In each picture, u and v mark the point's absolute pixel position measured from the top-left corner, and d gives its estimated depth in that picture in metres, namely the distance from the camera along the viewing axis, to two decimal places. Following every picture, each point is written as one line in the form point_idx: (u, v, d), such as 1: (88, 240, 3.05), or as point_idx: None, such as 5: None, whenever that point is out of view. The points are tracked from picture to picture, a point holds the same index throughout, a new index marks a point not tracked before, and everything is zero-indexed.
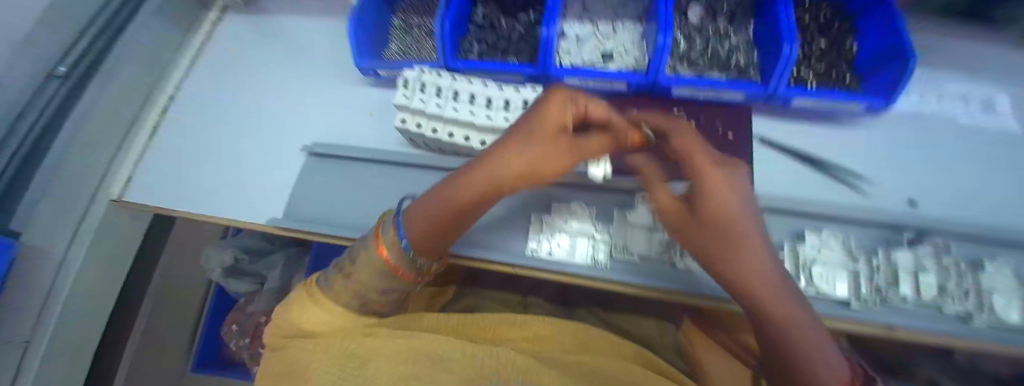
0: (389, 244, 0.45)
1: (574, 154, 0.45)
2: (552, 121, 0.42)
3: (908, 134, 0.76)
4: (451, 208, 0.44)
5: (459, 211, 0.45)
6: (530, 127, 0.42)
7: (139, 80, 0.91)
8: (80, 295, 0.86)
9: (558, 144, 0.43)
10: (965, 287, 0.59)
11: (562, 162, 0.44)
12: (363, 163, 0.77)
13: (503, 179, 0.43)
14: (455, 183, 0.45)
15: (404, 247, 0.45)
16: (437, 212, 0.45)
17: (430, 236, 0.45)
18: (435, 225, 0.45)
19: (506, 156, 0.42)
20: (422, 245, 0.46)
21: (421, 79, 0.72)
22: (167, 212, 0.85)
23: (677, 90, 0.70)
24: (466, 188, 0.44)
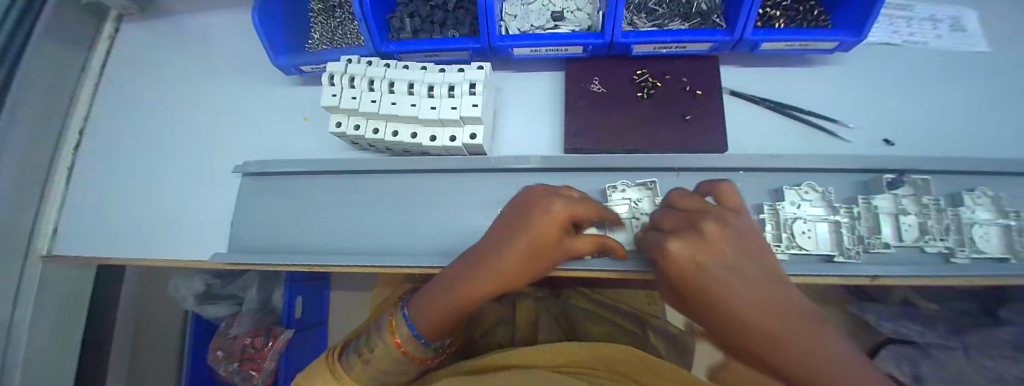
0: (402, 336, 0.52)
1: (559, 258, 0.48)
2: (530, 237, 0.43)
3: (881, 68, 0.71)
4: (444, 310, 0.50)
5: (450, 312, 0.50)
6: (518, 240, 0.43)
7: (44, 119, 0.78)
8: (38, 362, 0.81)
9: (535, 256, 0.46)
10: (945, 222, 0.58)
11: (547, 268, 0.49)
12: (305, 176, 0.69)
13: (482, 291, 0.48)
14: (450, 294, 0.48)
15: (416, 339, 0.52)
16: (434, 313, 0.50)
17: (433, 330, 0.51)
18: (439, 325, 0.51)
19: (479, 268, 0.47)
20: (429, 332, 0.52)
21: (348, 72, 0.62)
22: (100, 262, 0.75)
23: (636, 47, 0.64)
24: (454, 295, 0.48)
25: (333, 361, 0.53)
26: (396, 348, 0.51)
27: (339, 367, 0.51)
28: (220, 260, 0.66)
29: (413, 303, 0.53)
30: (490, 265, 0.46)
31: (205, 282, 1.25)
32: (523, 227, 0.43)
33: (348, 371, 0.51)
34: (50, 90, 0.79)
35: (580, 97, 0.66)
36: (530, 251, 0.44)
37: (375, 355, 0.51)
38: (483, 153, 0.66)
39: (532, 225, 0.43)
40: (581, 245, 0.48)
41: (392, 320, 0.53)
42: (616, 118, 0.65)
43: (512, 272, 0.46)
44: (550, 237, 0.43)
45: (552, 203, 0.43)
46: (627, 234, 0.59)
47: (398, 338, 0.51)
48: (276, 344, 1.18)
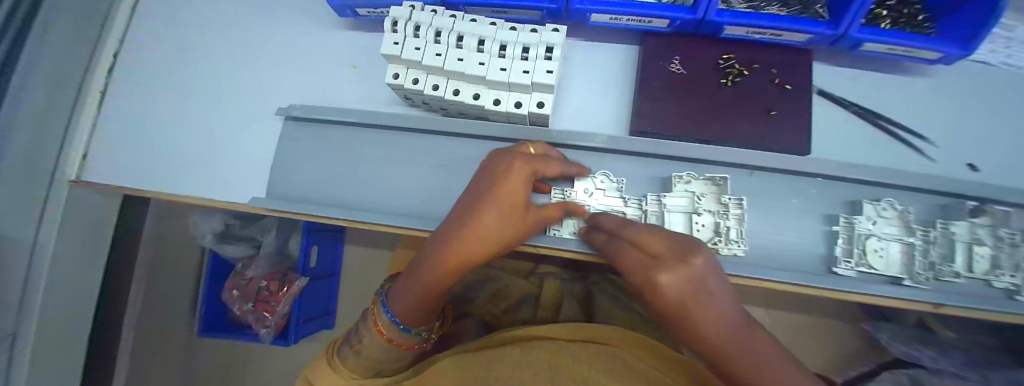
0: (386, 327, 0.56)
1: (533, 224, 0.51)
2: (495, 202, 0.47)
3: (977, 87, 0.66)
4: (421, 293, 0.53)
5: (428, 293, 0.53)
6: (491, 203, 0.47)
7: (78, 36, 0.73)
8: (63, 282, 0.81)
9: (502, 220, 0.48)
10: (1019, 258, 0.56)
11: (520, 232, 0.50)
12: (351, 128, 0.66)
13: (457, 263, 0.50)
14: (423, 277, 0.52)
15: (398, 326, 0.56)
16: (410, 300, 0.54)
17: (411, 315, 0.55)
18: (422, 301, 0.54)
19: (448, 245, 0.49)
20: (407, 319, 0.56)
21: (413, 20, 0.57)
22: (134, 192, 0.73)
23: (728, 28, 0.58)
24: (428, 276, 0.51)
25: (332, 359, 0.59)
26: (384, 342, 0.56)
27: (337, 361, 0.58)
28: (260, 205, 0.64)
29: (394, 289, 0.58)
30: (468, 241, 0.48)
31: (224, 223, 1.25)
32: (486, 195, 0.47)
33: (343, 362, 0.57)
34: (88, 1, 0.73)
35: (655, 77, 0.61)
36: (503, 205, 0.47)
37: (363, 347, 0.56)
38: (544, 125, 0.62)
39: (501, 181, 0.47)
40: (550, 209, 0.52)
41: (375, 319, 0.57)
42: (693, 104, 0.60)
43: (482, 240, 0.49)
44: (512, 196, 0.47)
45: (512, 162, 0.47)
46: (685, 230, 0.57)
47: (384, 333, 0.56)
48: (289, 290, 1.18)
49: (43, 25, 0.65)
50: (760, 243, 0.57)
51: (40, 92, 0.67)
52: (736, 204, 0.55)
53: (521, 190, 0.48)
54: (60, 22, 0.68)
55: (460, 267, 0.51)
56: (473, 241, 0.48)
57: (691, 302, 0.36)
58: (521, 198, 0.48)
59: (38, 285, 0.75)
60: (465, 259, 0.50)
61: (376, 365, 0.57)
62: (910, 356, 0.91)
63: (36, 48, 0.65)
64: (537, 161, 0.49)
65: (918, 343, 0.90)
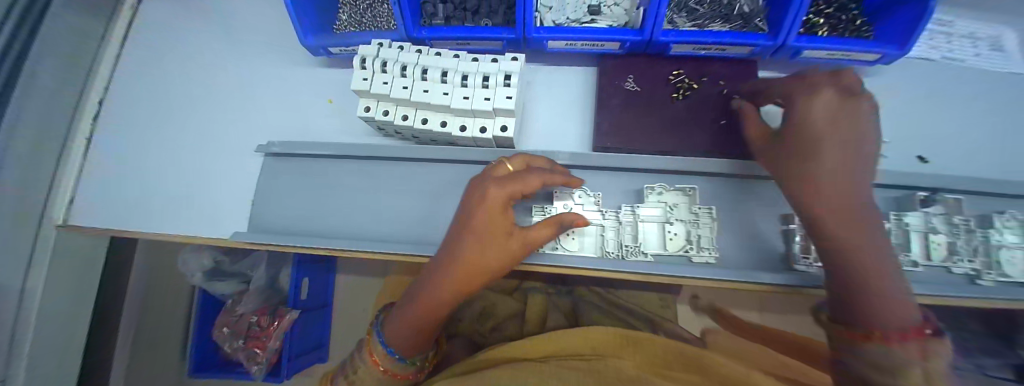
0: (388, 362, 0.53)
1: (522, 250, 0.49)
2: (478, 226, 0.45)
3: (920, 83, 0.69)
4: (418, 322, 0.51)
5: (424, 323, 0.51)
6: (472, 230, 0.46)
7: (65, 87, 0.76)
8: (52, 327, 0.82)
9: (486, 247, 0.46)
10: (973, 244, 0.58)
11: (507, 257, 0.48)
12: (328, 159, 0.68)
13: (448, 292, 0.49)
14: (417, 309, 0.51)
15: (393, 356, 0.53)
16: (406, 329, 0.52)
17: (409, 344, 0.53)
18: (419, 329, 0.52)
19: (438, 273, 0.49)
20: (408, 348, 0.53)
21: (380, 56, 0.60)
22: (119, 234, 0.75)
23: (676, 46, 0.62)
24: (423, 306, 0.50)
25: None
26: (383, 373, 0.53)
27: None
28: (241, 240, 0.65)
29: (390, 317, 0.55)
30: (457, 270, 0.47)
31: (214, 259, 1.25)
32: (468, 223, 0.46)
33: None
34: (71, 52, 0.77)
35: (613, 94, 0.65)
36: (483, 231, 0.46)
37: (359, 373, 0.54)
38: (510, 146, 0.65)
39: (479, 210, 0.45)
40: (539, 229, 0.49)
41: (370, 350, 0.54)
42: (650, 116, 0.63)
43: (468, 270, 0.47)
44: (495, 220, 0.45)
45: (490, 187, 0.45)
46: (658, 239, 0.60)
47: (381, 365, 0.53)
48: (280, 323, 1.17)
49: (27, 81, 0.69)
50: (726, 248, 0.58)
51: (25, 145, 0.70)
52: (706, 213, 0.58)
53: (502, 214, 0.46)
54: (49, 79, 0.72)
55: (455, 295, 0.50)
56: (461, 271, 0.48)
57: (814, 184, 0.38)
58: (503, 222, 0.46)
59: (28, 330, 0.76)
60: (455, 288, 0.49)
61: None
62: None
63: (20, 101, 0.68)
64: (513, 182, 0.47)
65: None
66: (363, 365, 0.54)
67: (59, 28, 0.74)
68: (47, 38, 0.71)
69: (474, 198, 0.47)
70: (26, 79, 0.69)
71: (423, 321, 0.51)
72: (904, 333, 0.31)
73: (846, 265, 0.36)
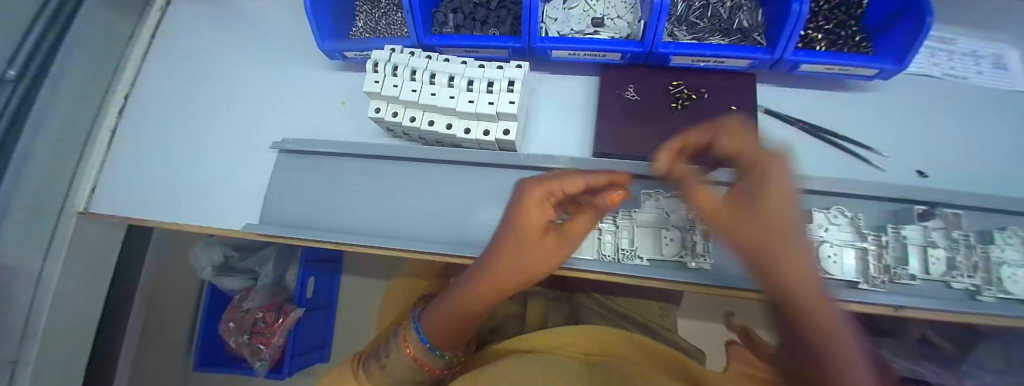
0: (420, 350, 0.56)
1: (569, 247, 0.48)
2: (525, 230, 0.44)
3: (921, 99, 0.69)
4: (462, 317, 0.53)
5: (468, 317, 0.54)
6: (519, 235, 0.45)
7: (92, 83, 0.81)
8: (64, 312, 0.86)
9: (535, 249, 0.46)
10: (973, 259, 0.58)
11: (555, 256, 0.48)
12: (337, 157, 0.71)
13: (495, 290, 0.51)
14: (459, 307, 0.53)
15: (427, 345, 0.56)
16: (449, 323, 0.54)
17: (453, 335, 0.56)
18: (460, 323, 0.54)
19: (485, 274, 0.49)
20: (447, 340, 0.56)
21: (392, 61, 0.64)
22: (138, 223, 0.79)
23: (675, 58, 0.64)
24: (468, 304, 0.52)
25: (357, 369, 0.58)
26: (414, 362, 0.56)
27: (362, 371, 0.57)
28: (252, 232, 0.68)
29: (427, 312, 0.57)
30: (505, 272, 0.48)
31: (224, 254, 1.28)
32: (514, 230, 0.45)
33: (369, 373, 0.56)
34: (100, 50, 0.82)
35: (614, 102, 0.67)
36: (528, 235, 0.44)
37: (390, 360, 0.56)
38: (512, 150, 0.67)
39: (527, 215, 0.43)
40: (580, 221, 0.47)
41: (404, 338, 0.57)
42: (649, 124, 0.65)
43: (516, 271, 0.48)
44: (538, 224, 0.43)
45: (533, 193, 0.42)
46: (654, 243, 0.61)
47: (413, 352, 0.56)
48: (286, 320, 1.20)
49: (57, 76, 0.74)
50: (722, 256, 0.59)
51: (52, 137, 0.75)
52: None
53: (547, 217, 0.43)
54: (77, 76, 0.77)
55: (498, 293, 0.52)
56: (498, 270, 0.49)
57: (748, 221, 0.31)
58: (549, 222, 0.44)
59: (42, 313, 0.80)
60: (492, 287, 0.50)
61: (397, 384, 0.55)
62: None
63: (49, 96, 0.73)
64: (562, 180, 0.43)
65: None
66: (394, 352, 0.56)
67: (90, 28, 0.79)
68: (78, 38, 0.77)
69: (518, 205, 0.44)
70: (56, 74, 0.74)
71: (463, 316, 0.53)
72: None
73: (813, 328, 0.25)
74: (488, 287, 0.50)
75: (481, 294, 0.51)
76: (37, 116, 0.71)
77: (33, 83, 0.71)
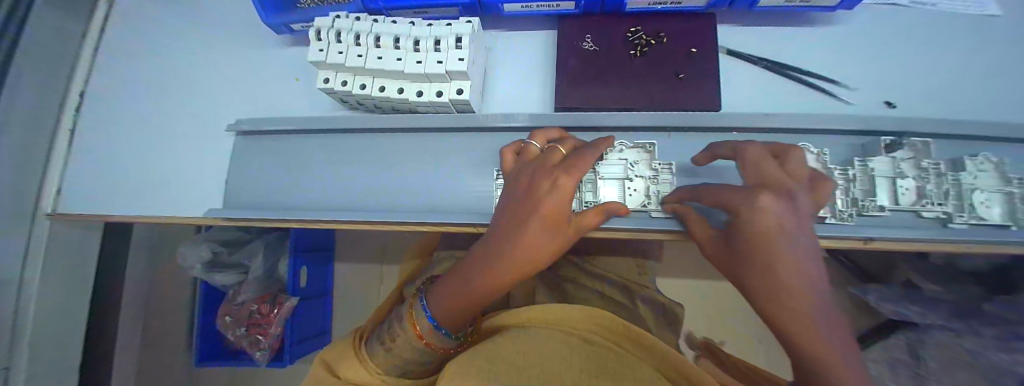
0: (421, 327, 0.47)
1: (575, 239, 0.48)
2: (545, 208, 0.43)
3: (893, 29, 0.66)
4: (464, 299, 0.47)
5: (471, 300, 0.47)
6: (535, 213, 0.44)
7: (48, 85, 0.80)
8: (51, 318, 0.86)
9: (554, 229, 0.44)
10: (944, 187, 0.56)
11: (563, 244, 0.46)
12: (295, 134, 0.69)
13: (509, 273, 0.45)
14: (468, 288, 0.46)
15: (438, 330, 0.47)
16: (454, 305, 0.47)
17: (452, 317, 0.48)
18: (463, 303, 0.47)
19: (501, 252, 0.45)
20: (446, 322, 0.48)
21: (335, 26, 0.61)
22: (107, 220, 0.78)
23: (630, 2, 0.62)
24: (480, 287, 0.46)
25: (359, 345, 0.53)
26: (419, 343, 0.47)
27: (365, 353, 0.50)
28: (215, 216, 0.67)
29: (434, 291, 0.50)
30: (525, 253, 0.44)
31: (212, 250, 1.26)
32: (533, 208, 0.44)
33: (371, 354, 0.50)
34: (53, 48, 0.79)
35: (572, 56, 0.65)
36: (545, 218, 0.43)
37: (396, 344, 0.48)
38: (470, 111, 0.66)
39: (548, 195, 0.43)
40: (589, 218, 0.47)
41: (410, 311, 0.49)
42: (609, 74, 0.63)
43: (529, 258, 0.44)
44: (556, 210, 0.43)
45: (559, 176, 0.44)
46: (618, 194, 0.59)
47: (425, 339, 0.47)
48: (282, 311, 1.19)
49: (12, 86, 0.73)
50: None
51: (14, 142, 0.74)
52: (666, 169, 0.58)
53: (564, 201, 0.44)
54: (32, 81, 0.75)
55: (510, 277, 0.45)
56: (531, 243, 0.44)
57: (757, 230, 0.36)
58: (564, 205, 0.44)
59: (27, 319, 0.81)
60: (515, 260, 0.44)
61: (404, 365, 0.48)
62: (899, 314, 0.85)
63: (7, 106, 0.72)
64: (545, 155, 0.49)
65: (903, 297, 0.85)
66: (401, 333, 0.48)
67: (44, 30, 0.77)
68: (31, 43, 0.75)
69: (539, 185, 0.45)
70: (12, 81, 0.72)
71: (473, 296, 0.47)
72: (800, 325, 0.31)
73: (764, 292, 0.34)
74: (519, 263, 0.44)
75: (510, 273, 0.45)
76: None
77: None
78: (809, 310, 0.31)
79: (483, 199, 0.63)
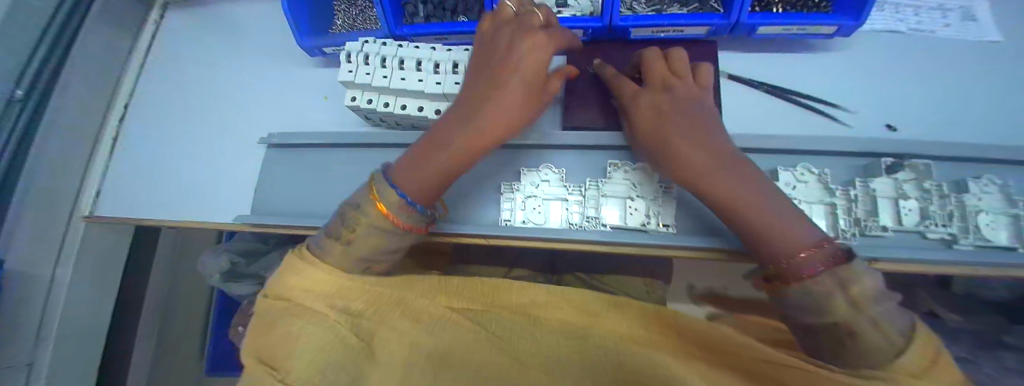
0: (387, 202, 0.44)
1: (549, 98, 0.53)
2: (525, 64, 0.48)
3: (891, 55, 0.69)
4: (444, 155, 0.46)
5: (449, 156, 0.46)
6: (516, 72, 0.47)
7: (93, 98, 0.88)
8: (73, 315, 0.90)
9: (529, 83, 0.48)
10: (948, 209, 0.57)
11: (540, 101, 0.51)
12: (320, 147, 0.75)
13: (493, 129, 0.47)
14: (447, 147, 0.46)
15: (411, 207, 0.45)
16: (430, 169, 0.46)
17: (426, 183, 0.46)
18: (443, 158, 0.46)
19: (473, 104, 0.47)
20: (420, 195, 0.46)
21: (363, 50, 0.67)
22: (141, 223, 0.84)
23: (636, 30, 0.66)
24: (456, 144, 0.46)
25: None
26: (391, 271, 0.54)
27: (312, 258, 0.47)
28: (243, 223, 0.72)
29: (399, 168, 0.47)
30: (508, 109, 0.47)
31: (230, 260, 1.30)
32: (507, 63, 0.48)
33: (325, 257, 0.47)
34: (99, 66, 0.88)
35: (580, 78, 0.69)
36: (524, 79, 0.47)
37: (357, 235, 0.45)
38: None
39: (525, 56, 0.48)
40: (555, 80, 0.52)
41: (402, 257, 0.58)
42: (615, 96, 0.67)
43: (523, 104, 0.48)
44: (532, 66, 0.48)
45: (530, 37, 0.49)
46: (621, 213, 0.62)
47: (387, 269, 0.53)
48: None
49: (58, 96, 0.81)
50: (695, 227, 0.60)
51: (58, 150, 0.81)
52: (668, 191, 0.60)
53: (540, 54, 0.49)
54: (75, 93, 0.83)
55: (482, 142, 0.47)
56: (508, 98, 0.47)
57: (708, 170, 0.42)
58: (540, 65, 0.49)
59: (54, 315, 0.85)
60: (493, 120, 0.46)
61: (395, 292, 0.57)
62: None
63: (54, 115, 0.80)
64: (522, 18, 0.53)
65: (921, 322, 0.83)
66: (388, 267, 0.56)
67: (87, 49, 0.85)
68: (76, 58, 0.83)
69: (512, 45, 0.50)
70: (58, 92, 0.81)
71: (451, 155, 0.46)
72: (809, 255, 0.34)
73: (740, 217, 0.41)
74: (495, 121, 0.47)
75: (482, 133, 0.46)
76: (44, 130, 0.78)
77: (39, 101, 0.78)
78: (767, 217, 0.39)
79: (495, 212, 0.66)
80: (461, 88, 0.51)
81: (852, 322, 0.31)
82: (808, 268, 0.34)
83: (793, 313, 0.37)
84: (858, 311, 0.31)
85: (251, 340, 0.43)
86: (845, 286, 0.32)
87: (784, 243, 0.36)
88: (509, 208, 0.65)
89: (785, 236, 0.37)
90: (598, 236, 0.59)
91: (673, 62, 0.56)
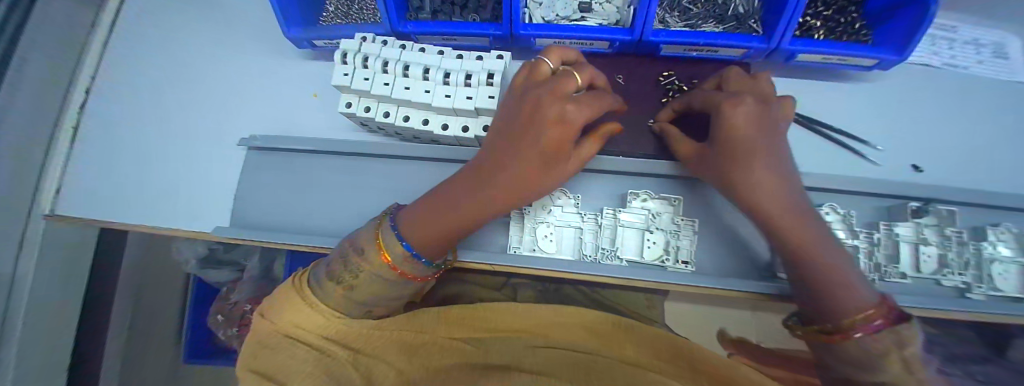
0: (393, 255, 0.41)
1: (578, 160, 0.47)
2: (551, 130, 0.40)
3: (924, 89, 0.66)
4: (456, 214, 0.43)
5: (457, 216, 0.43)
6: (536, 141, 0.41)
7: (54, 80, 0.76)
8: (38, 317, 0.81)
9: (552, 148, 0.41)
10: (965, 257, 0.56)
11: (565, 170, 0.46)
12: (310, 154, 0.68)
13: (514, 194, 0.43)
14: (457, 204, 0.43)
15: (416, 260, 0.42)
16: (441, 223, 0.43)
17: (433, 240, 0.43)
18: (453, 218, 0.43)
19: (498, 169, 0.42)
20: (427, 249, 0.43)
21: (362, 51, 0.59)
22: (109, 224, 0.75)
23: (666, 47, 0.60)
24: (473, 203, 0.43)
25: None
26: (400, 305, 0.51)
27: (307, 290, 0.43)
28: (223, 235, 0.65)
29: (406, 217, 0.44)
30: (529, 174, 0.42)
31: (208, 247, 1.21)
32: (532, 128, 0.41)
33: (322, 297, 0.42)
34: (60, 39, 0.76)
35: None
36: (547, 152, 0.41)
37: (360, 280, 0.41)
38: None
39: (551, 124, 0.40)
40: (587, 145, 0.46)
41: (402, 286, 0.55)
42: (637, 118, 0.63)
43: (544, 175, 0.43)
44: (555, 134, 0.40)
45: (563, 102, 0.40)
46: (637, 244, 0.59)
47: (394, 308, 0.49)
48: None
49: (20, 74, 0.69)
50: (709, 266, 0.57)
51: (19, 135, 0.70)
52: (688, 225, 0.57)
53: (574, 116, 0.41)
54: (38, 73, 0.72)
55: (504, 205, 0.44)
56: (528, 167, 0.42)
57: (777, 211, 0.38)
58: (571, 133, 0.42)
59: (19, 318, 0.76)
60: (525, 183, 0.43)
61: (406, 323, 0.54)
62: None
63: (13, 96, 0.67)
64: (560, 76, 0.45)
65: None
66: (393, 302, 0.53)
67: (46, 22, 0.73)
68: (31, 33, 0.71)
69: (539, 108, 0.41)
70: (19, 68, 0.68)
71: (465, 210, 0.43)
72: (873, 316, 0.33)
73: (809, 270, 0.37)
74: (518, 187, 0.43)
75: (508, 193, 0.43)
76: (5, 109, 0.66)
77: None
78: (827, 262, 0.36)
79: (502, 238, 0.62)
80: (493, 130, 0.46)
81: (901, 380, 0.30)
82: (870, 326, 0.32)
83: (840, 366, 0.36)
84: (909, 372, 0.30)
85: (245, 360, 0.41)
86: (901, 346, 0.31)
87: (849, 302, 0.34)
88: (517, 234, 0.61)
89: (844, 287, 0.35)
90: (613, 272, 0.56)
91: (757, 81, 0.47)
